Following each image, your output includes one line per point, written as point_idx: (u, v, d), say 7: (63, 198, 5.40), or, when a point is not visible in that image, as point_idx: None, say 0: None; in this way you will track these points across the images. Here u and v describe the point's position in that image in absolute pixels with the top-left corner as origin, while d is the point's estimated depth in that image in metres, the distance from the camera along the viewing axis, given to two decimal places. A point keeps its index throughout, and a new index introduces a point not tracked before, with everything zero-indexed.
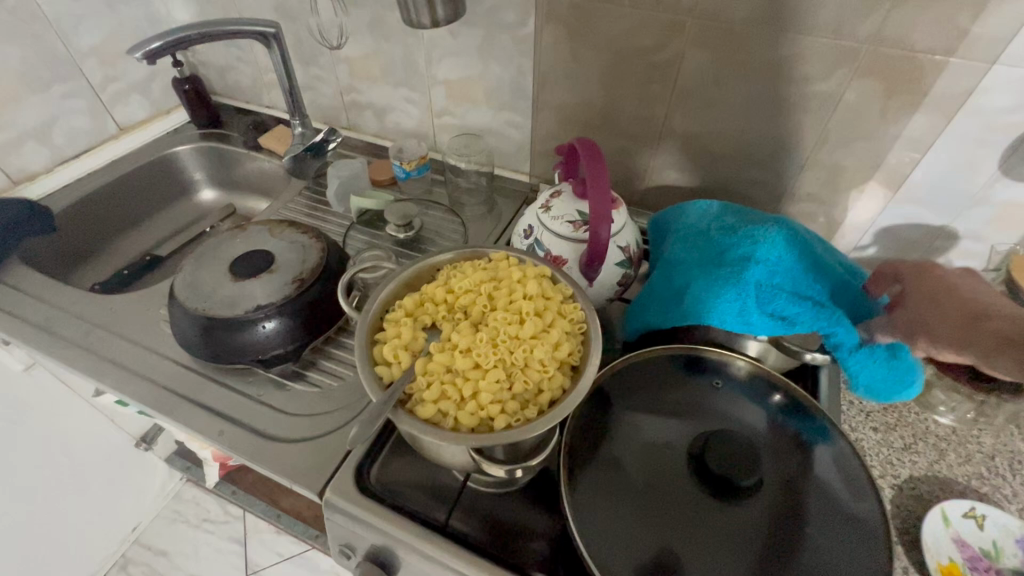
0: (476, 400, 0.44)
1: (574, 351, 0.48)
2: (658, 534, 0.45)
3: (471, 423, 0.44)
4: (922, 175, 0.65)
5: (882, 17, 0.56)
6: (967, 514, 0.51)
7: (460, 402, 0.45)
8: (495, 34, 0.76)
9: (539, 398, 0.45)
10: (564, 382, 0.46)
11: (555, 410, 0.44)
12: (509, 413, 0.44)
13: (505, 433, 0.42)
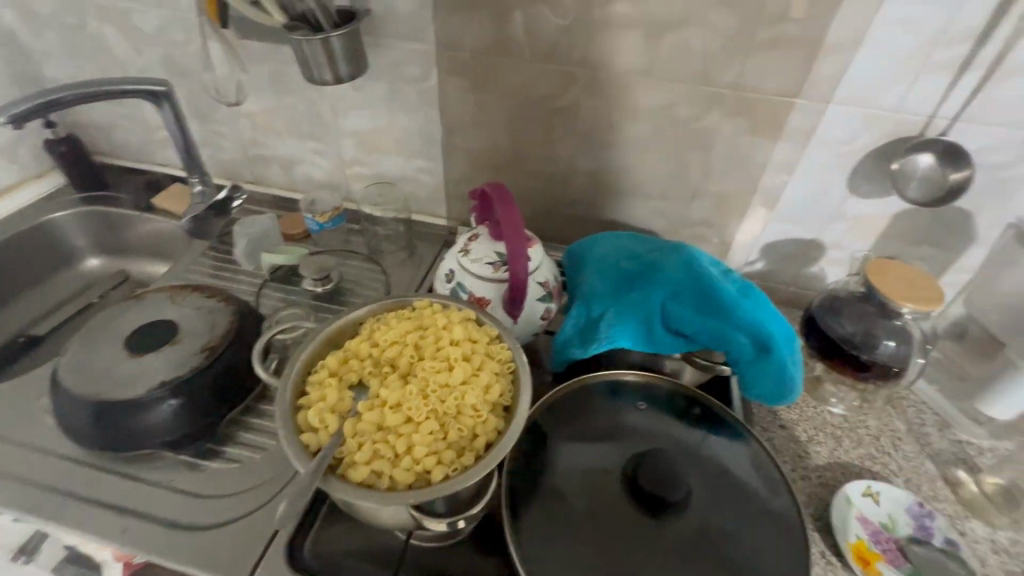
0: (411, 455, 0.43)
1: (505, 391, 0.49)
2: (602, 562, 0.46)
3: (408, 480, 0.43)
4: (791, 196, 0.75)
5: (740, 67, 0.65)
6: (865, 492, 0.58)
7: (394, 460, 0.44)
8: (400, 86, 0.78)
9: (476, 443, 0.45)
10: (498, 423, 0.47)
11: (493, 454, 0.44)
12: (446, 464, 0.44)
13: (444, 485, 0.42)
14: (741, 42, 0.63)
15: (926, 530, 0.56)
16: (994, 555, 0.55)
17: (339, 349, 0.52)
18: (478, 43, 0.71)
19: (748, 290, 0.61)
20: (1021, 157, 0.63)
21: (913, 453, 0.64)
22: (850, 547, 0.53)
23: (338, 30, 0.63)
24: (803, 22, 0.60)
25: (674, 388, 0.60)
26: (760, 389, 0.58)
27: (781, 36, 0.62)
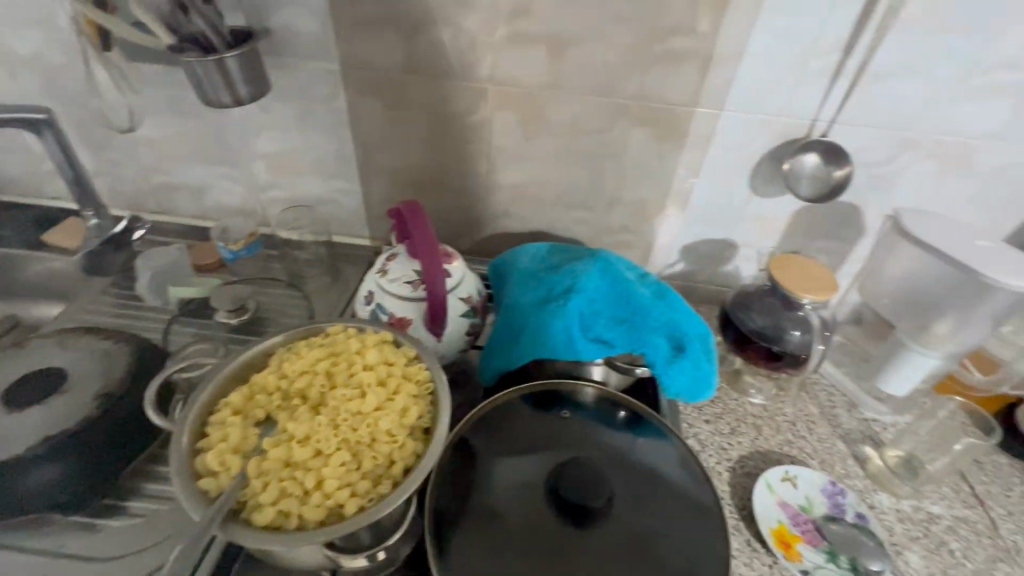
0: (321, 489, 0.41)
1: (424, 413, 0.48)
2: None
3: (318, 516, 0.40)
4: (701, 199, 0.78)
5: (640, 78, 0.68)
6: (784, 477, 0.60)
7: (303, 497, 0.41)
8: (309, 106, 0.76)
9: (393, 470, 0.44)
10: (417, 446, 0.45)
11: (411, 478, 0.43)
12: (361, 495, 0.42)
13: (357, 518, 0.40)
14: (639, 56, 0.66)
15: (839, 508, 0.59)
16: (900, 523, 0.59)
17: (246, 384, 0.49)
18: (386, 60, 0.70)
19: (664, 293, 0.63)
20: (891, 154, 0.70)
21: (826, 435, 0.68)
22: (771, 532, 0.55)
23: (233, 51, 0.61)
24: (692, 35, 0.64)
25: (599, 393, 0.61)
26: (679, 387, 0.59)
27: (674, 49, 0.65)
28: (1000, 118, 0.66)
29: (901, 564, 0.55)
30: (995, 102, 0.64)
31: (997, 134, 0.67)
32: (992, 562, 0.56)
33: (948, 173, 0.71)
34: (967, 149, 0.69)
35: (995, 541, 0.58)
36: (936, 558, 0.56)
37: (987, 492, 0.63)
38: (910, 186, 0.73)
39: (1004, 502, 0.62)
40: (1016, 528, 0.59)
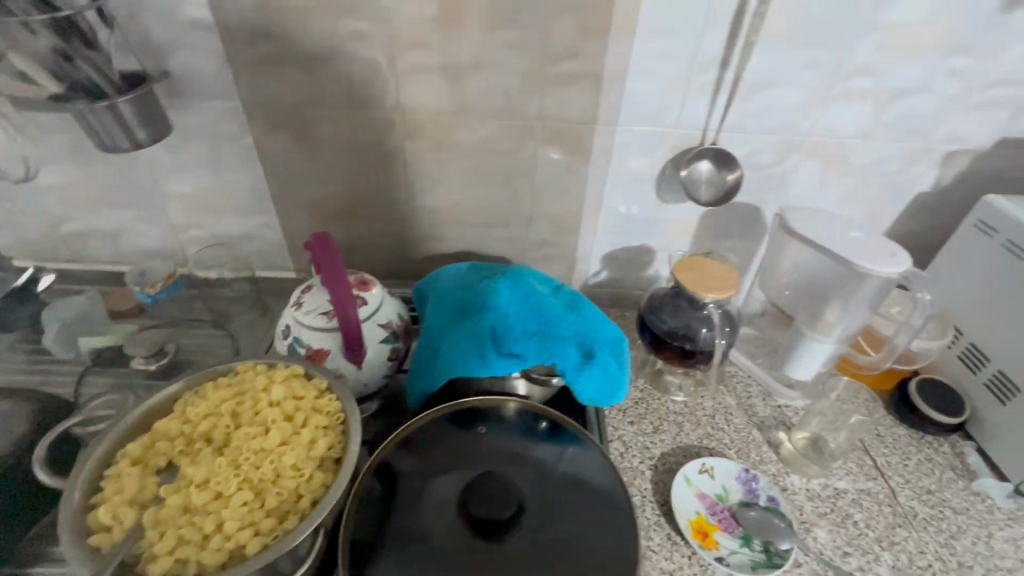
0: (221, 533, 0.41)
1: (335, 443, 0.48)
2: None
3: (218, 560, 0.40)
4: (613, 210, 0.82)
5: (540, 100, 0.71)
6: (701, 469, 0.63)
7: (203, 542, 0.41)
8: (219, 145, 0.75)
9: (299, 505, 0.44)
10: (325, 478, 0.46)
11: (316, 512, 0.43)
12: (264, 534, 0.42)
13: (257, 558, 0.40)
14: (536, 80, 0.70)
15: (753, 493, 0.62)
16: (809, 501, 0.62)
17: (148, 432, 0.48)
18: (290, 96, 0.71)
19: (575, 303, 0.65)
20: (778, 158, 0.76)
21: (742, 424, 0.71)
22: (688, 524, 0.58)
23: (126, 95, 0.61)
24: (582, 59, 0.68)
25: (519, 405, 0.62)
26: (589, 392, 0.60)
27: (567, 72, 0.69)
28: (864, 119, 0.73)
29: (810, 540, 0.58)
30: (858, 106, 0.71)
31: (865, 133, 0.74)
32: (892, 528, 0.60)
33: (829, 172, 0.78)
34: (842, 148, 0.76)
35: (894, 508, 0.62)
36: (842, 530, 0.60)
37: (887, 463, 0.68)
38: (799, 185, 0.79)
39: (901, 470, 0.67)
40: (912, 494, 0.64)
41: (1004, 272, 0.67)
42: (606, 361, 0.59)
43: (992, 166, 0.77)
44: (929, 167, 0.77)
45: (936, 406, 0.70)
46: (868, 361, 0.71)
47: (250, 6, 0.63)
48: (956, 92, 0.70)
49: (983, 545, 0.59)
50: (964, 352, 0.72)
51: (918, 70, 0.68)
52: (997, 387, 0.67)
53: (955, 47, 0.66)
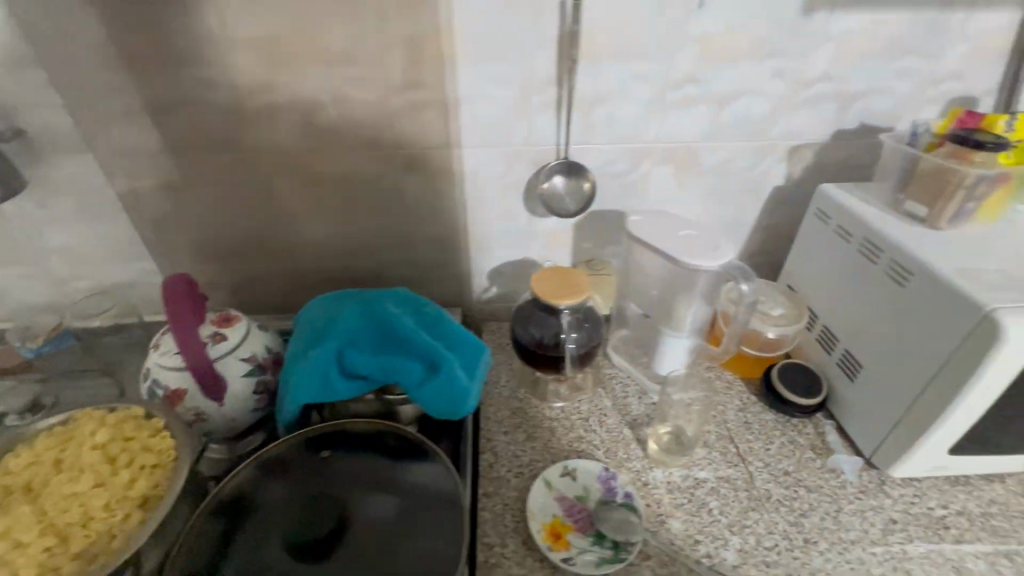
0: None
1: (158, 481, 0.49)
2: None
3: None
4: (490, 228, 0.85)
5: (395, 130, 0.74)
6: (563, 473, 0.65)
7: None
8: (89, 197, 0.77)
9: (107, 545, 0.45)
10: (140, 516, 0.46)
11: (120, 551, 0.44)
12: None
13: None
14: (384, 110, 0.73)
15: (611, 491, 0.63)
16: (668, 493, 0.64)
17: None
18: (150, 145, 0.73)
19: (433, 323, 0.68)
20: (632, 165, 0.80)
21: (615, 424, 0.73)
22: (542, 528, 0.59)
23: None
24: (423, 88, 0.71)
25: (372, 425, 0.62)
26: (433, 403, 0.61)
27: (412, 101, 0.72)
28: (705, 123, 0.77)
29: (662, 531, 0.60)
30: (695, 111, 0.76)
31: (709, 136, 0.78)
32: (745, 513, 0.62)
33: (684, 174, 0.82)
34: (691, 151, 0.80)
35: (749, 492, 0.64)
36: (696, 519, 0.61)
37: (750, 449, 0.70)
38: (659, 188, 0.83)
39: (763, 455, 0.69)
40: (769, 477, 0.66)
41: (838, 257, 0.71)
42: (443, 370, 0.60)
43: (835, 157, 0.82)
44: (776, 162, 0.82)
45: (796, 388, 0.73)
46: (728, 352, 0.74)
47: (93, 62, 0.66)
48: (783, 93, 0.75)
49: (831, 520, 0.61)
50: (820, 335, 0.75)
51: (742, 74, 0.73)
52: (845, 365, 0.70)
53: (770, 51, 0.71)
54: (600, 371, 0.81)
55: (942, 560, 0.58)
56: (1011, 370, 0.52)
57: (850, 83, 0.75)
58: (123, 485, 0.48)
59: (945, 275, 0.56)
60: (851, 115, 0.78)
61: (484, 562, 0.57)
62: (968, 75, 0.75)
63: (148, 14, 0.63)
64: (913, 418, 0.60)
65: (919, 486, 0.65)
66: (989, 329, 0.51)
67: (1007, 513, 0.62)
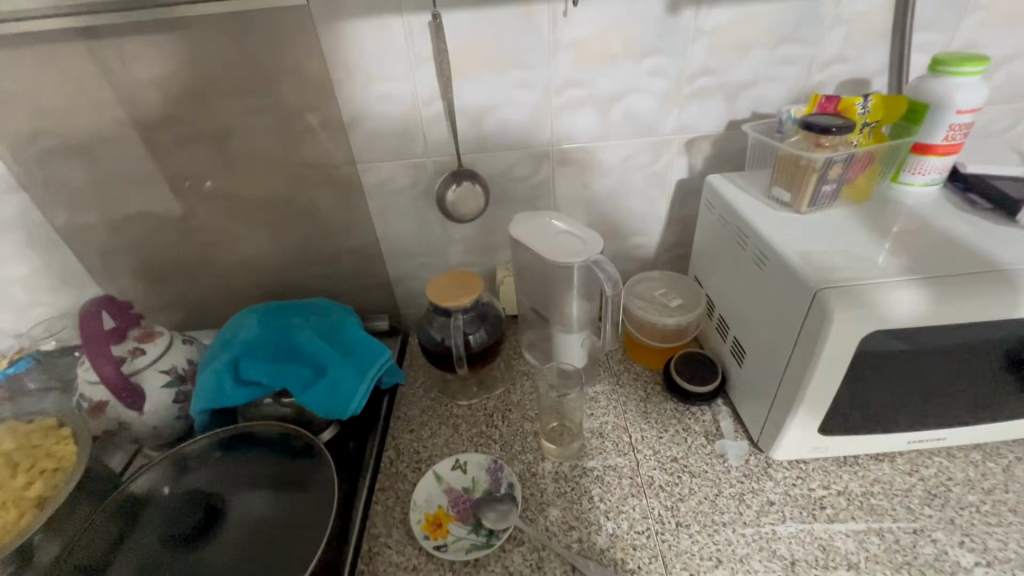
0: None
1: (54, 483, 0.59)
2: None
3: None
4: (406, 237, 0.89)
5: (300, 151, 0.80)
6: (453, 466, 0.68)
7: None
8: (35, 231, 0.85)
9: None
10: (38, 513, 0.56)
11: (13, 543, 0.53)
12: None
13: None
14: (284, 133, 0.78)
15: (497, 482, 0.66)
16: (553, 483, 0.67)
17: None
18: (76, 180, 0.79)
19: (332, 333, 0.74)
20: (532, 169, 0.83)
21: (517, 419, 0.76)
22: (423, 518, 0.63)
23: None
24: (320, 111, 0.76)
25: (274, 428, 0.68)
26: (321, 404, 0.67)
27: (311, 123, 0.77)
28: (595, 124, 0.79)
29: (539, 519, 0.63)
30: (583, 114, 0.78)
31: (602, 135, 0.81)
32: (624, 499, 0.64)
33: (585, 173, 0.84)
34: (588, 152, 0.82)
35: (632, 479, 0.66)
36: (575, 506, 0.64)
37: (642, 437, 0.72)
38: (563, 189, 0.86)
39: (654, 442, 0.71)
40: (656, 464, 0.68)
41: (722, 246, 0.72)
42: (330, 372, 0.66)
43: (733, 147, 0.83)
44: (675, 156, 0.83)
45: (693, 377, 0.75)
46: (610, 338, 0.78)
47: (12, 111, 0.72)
48: (667, 90, 0.77)
49: (708, 503, 0.63)
50: (717, 323, 0.77)
51: (622, 75, 0.75)
52: (734, 351, 0.72)
53: (645, 51, 0.74)
54: (513, 369, 0.84)
55: (811, 540, 0.59)
56: (849, 345, 0.53)
57: (733, 75, 0.76)
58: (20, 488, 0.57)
59: (788, 258, 0.58)
60: (742, 105, 0.79)
61: (367, 551, 0.61)
62: (851, 58, 0.75)
63: (48, 63, 0.68)
64: (780, 401, 0.62)
65: (804, 468, 0.66)
66: (818, 309, 0.53)
67: (889, 491, 0.63)
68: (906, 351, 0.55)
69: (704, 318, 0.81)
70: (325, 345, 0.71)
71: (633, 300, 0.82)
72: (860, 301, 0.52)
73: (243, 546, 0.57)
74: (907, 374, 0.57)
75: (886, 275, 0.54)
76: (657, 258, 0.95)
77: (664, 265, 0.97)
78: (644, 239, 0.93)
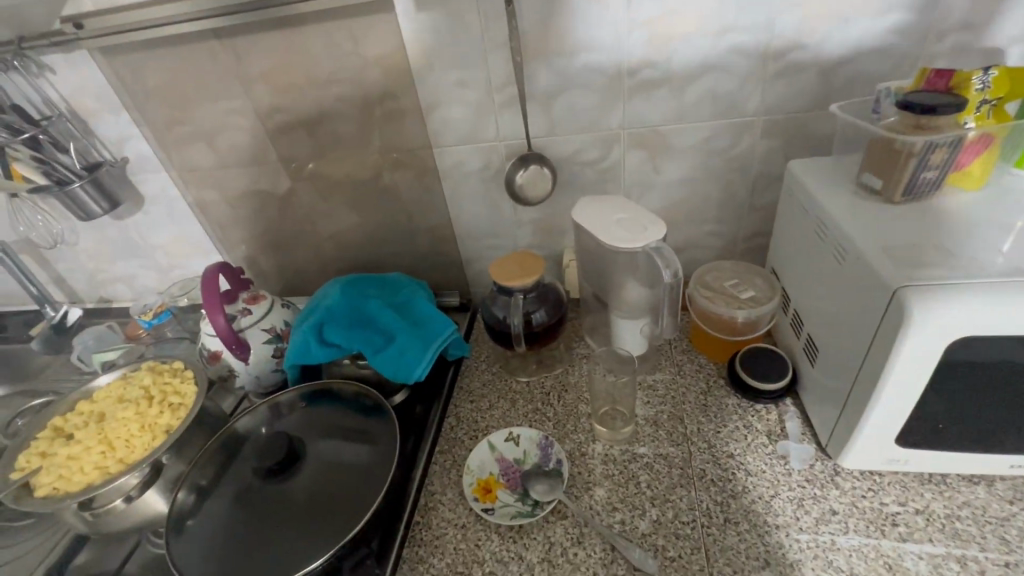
0: (82, 471, 0.67)
1: (176, 414, 0.74)
2: (241, 520, 0.62)
3: (79, 486, 0.66)
4: (478, 218, 0.93)
5: (384, 135, 0.86)
6: (507, 437, 0.72)
7: (70, 479, 0.67)
8: (175, 205, 1.01)
9: (136, 454, 0.69)
10: (165, 437, 0.71)
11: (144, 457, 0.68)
12: (109, 472, 0.68)
13: (96, 485, 0.65)
14: (369, 119, 0.85)
15: (547, 457, 0.69)
16: (601, 464, 0.68)
17: (74, 408, 0.78)
18: (203, 163, 0.92)
19: (404, 306, 0.81)
20: (602, 153, 0.83)
21: (572, 400, 0.77)
22: (474, 482, 0.67)
23: (84, 179, 0.90)
24: (402, 98, 0.81)
25: (352, 387, 0.77)
26: (390, 371, 0.75)
27: (393, 109, 0.83)
28: (669, 106, 0.77)
29: (584, 497, 0.64)
30: (656, 96, 0.76)
31: (676, 118, 0.78)
32: (672, 488, 0.64)
33: (658, 157, 0.82)
34: (659, 135, 0.80)
35: (682, 470, 0.66)
36: (621, 489, 0.65)
37: (698, 430, 0.70)
38: (634, 172, 0.84)
39: (711, 436, 0.69)
40: (710, 458, 0.66)
41: (803, 235, 0.67)
42: (400, 344, 0.74)
43: (824, 130, 0.76)
44: (758, 138, 0.78)
45: (760, 372, 0.72)
46: (671, 322, 0.77)
47: (156, 104, 0.85)
48: (752, 67, 0.72)
49: (762, 503, 0.61)
50: (792, 318, 0.73)
51: (700, 53, 0.72)
52: (809, 349, 0.68)
53: (726, 26, 0.69)
54: (572, 351, 0.86)
55: (875, 556, 0.55)
56: (936, 347, 0.48)
57: (828, 48, 0.69)
58: (153, 417, 0.73)
59: (869, 253, 0.54)
60: (838, 81, 0.72)
61: (424, 505, 0.67)
62: (978, 24, 0.66)
63: (180, 62, 0.80)
64: (852, 405, 0.57)
65: (879, 480, 0.61)
66: (898, 307, 0.49)
67: (980, 517, 0.56)
68: (1007, 363, 0.49)
69: (779, 312, 0.77)
70: (397, 318, 0.78)
71: (700, 289, 0.79)
72: (949, 301, 0.47)
73: (319, 483, 0.65)
74: (1013, 392, 0.50)
75: (988, 275, 0.48)
76: (733, 247, 0.91)
77: (742, 255, 0.92)
78: (719, 227, 0.89)
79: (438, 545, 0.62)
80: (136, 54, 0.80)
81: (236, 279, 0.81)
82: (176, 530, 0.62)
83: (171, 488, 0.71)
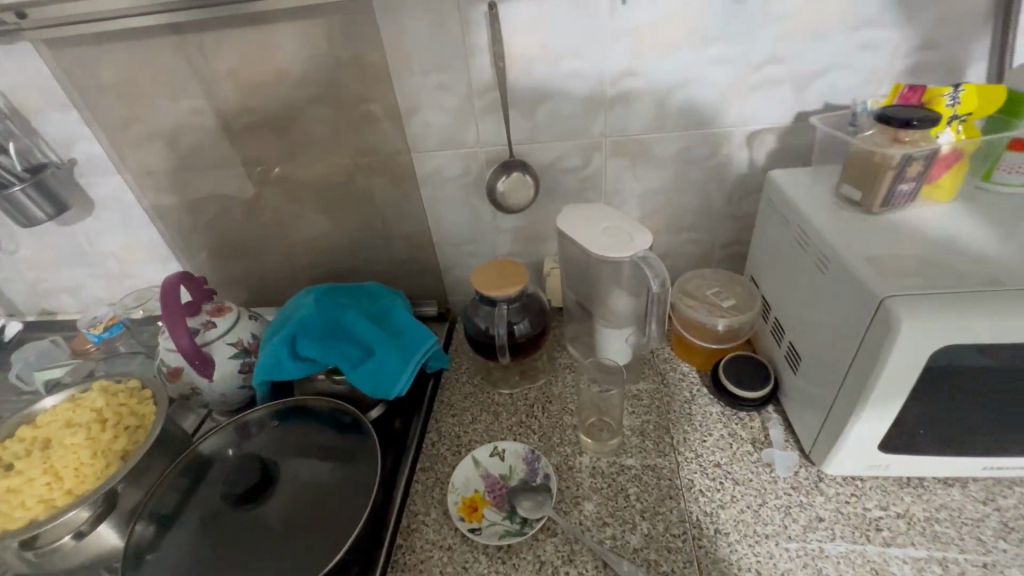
0: (24, 505, 0.61)
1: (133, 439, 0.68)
2: (206, 551, 0.58)
3: (21, 523, 0.60)
4: (457, 225, 0.91)
5: (360, 139, 0.83)
6: (492, 452, 0.69)
7: (10, 514, 0.60)
8: (129, 210, 0.94)
9: (86, 485, 0.63)
10: (120, 465, 0.65)
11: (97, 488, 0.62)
12: (55, 505, 0.61)
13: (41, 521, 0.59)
14: (344, 122, 0.81)
15: (533, 472, 0.67)
16: (589, 477, 0.67)
17: (14, 433, 0.71)
18: (161, 165, 0.86)
19: (382, 317, 0.78)
20: (584, 161, 0.82)
21: (557, 411, 0.76)
22: (460, 501, 0.65)
23: (24, 182, 0.83)
24: (378, 102, 0.79)
25: (327, 404, 0.73)
26: (369, 386, 0.72)
27: (369, 112, 0.80)
28: (651, 114, 0.77)
29: (573, 512, 0.63)
30: (639, 106, 0.76)
31: (658, 127, 0.78)
32: (661, 500, 0.63)
33: (640, 165, 0.82)
34: (641, 143, 0.80)
35: (670, 482, 0.65)
36: (610, 503, 0.63)
37: (684, 439, 0.70)
38: (616, 180, 0.84)
39: (696, 445, 0.69)
40: (697, 468, 0.66)
41: (784, 245, 0.68)
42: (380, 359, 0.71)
43: (799, 141, 0.78)
44: (737, 148, 0.80)
45: (744, 380, 0.73)
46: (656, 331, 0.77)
47: (110, 102, 0.79)
48: (732, 78, 0.73)
49: (750, 513, 0.61)
50: (773, 326, 0.74)
51: (682, 63, 0.72)
52: (790, 357, 0.69)
53: (707, 38, 0.70)
54: (555, 360, 0.85)
55: (862, 562, 0.55)
56: (919, 356, 0.49)
57: (805, 62, 0.71)
58: (107, 442, 0.67)
59: (852, 262, 0.54)
60: (812, 95, 0.74)
61: (406, 526, 0.63)
62: (943, 43, 0.69)
63: (137, 58, 0.74)
64: (836, 413, 0.58)
65: (861, 485, 0.62)
66: (883, 316, 0.50)
67: (957, 519, 0.58)
68: (984, 369, 0.50)
69: (759, 319, 0.78)
70: (375, 330, 0.74)
71: (683, 297, 0.80)
72: (933, 309, 0.48)
73: (292, 508, 0.61)
74: (987, 397, 0.52)
75: (965, 285, 0.49)
76: (711, 255, 0.92)
77: (719, 263, 0.93)
78: (698, 236, 0.90)
79: (423, 569, 0.59)
80: (88, 48, 0.74)
81: (197, 288, 0.75)
82: (133, 566, 0.56)
83: (127, 518, 0.65)
